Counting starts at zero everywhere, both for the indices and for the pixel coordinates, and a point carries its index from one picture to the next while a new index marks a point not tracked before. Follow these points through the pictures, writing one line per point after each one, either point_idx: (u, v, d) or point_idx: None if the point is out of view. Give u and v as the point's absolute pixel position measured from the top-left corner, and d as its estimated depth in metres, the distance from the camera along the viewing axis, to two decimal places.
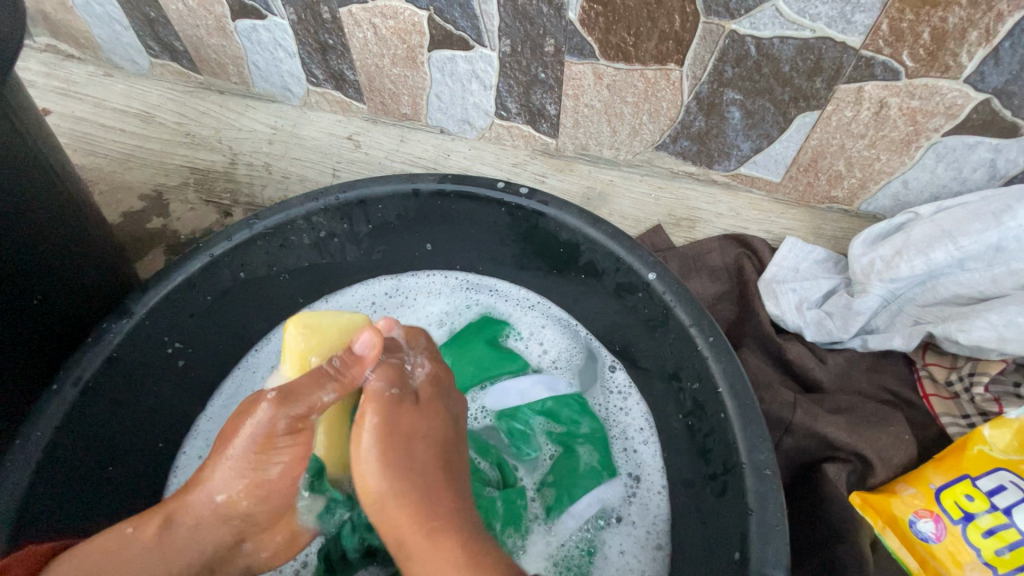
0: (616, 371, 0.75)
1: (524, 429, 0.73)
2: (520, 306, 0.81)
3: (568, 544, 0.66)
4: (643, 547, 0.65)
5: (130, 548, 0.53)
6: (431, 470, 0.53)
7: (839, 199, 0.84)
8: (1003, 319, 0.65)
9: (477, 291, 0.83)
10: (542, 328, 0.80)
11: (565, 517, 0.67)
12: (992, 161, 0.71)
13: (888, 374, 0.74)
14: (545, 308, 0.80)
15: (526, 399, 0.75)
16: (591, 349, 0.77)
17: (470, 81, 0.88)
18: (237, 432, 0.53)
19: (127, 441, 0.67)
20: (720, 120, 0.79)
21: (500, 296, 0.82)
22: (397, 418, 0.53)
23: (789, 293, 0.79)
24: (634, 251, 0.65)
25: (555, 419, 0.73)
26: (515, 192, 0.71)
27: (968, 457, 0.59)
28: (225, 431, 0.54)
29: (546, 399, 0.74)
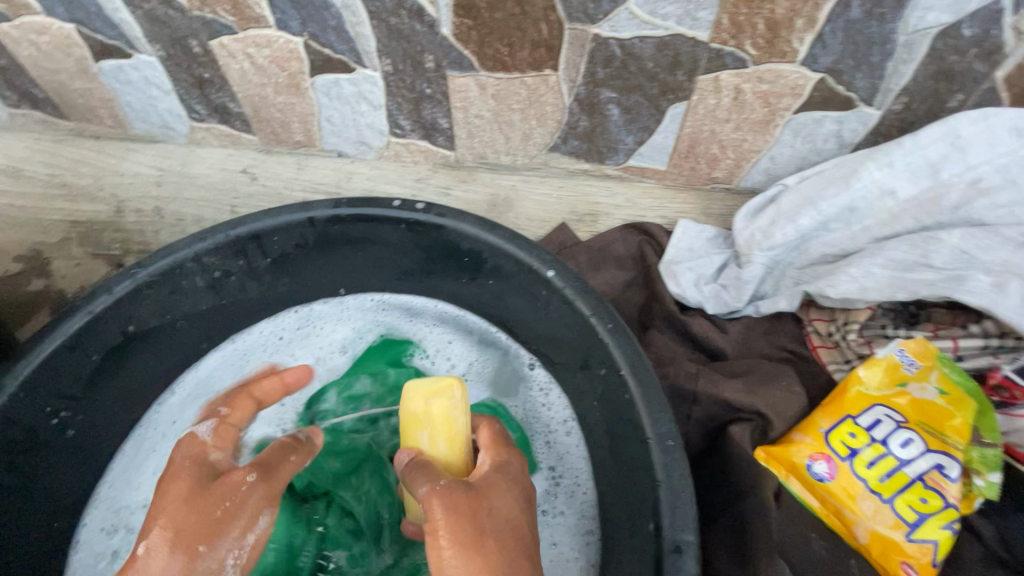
0: (535, 369, 0.77)
1: None
2: (434, 320, 0.82)
3: None
4: (576, 535, 0.67)
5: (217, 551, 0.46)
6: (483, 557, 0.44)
7: (720, 179, 0.90)
8: (861, 271, 0.68)
9: (385, 313, 0.82)
10: (448, 343, 0.80)
11: None
12: (839, 132, 0.79)
13: (782, 334, 0.80)
14: (462, 317, 0.81)
15: None
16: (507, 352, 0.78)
17: (358, 102, 0.88)
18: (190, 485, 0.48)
19: (19, 526, 0.61)
20: (602, 118, 0.83)
21: (417, 317, 0.82)
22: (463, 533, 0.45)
23: (686, 271, 0.85)
24: (533, 252, 0.67)
25: None
26: (411, 209, 0.72)
27: (848, 399, 0.65)
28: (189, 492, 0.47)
29: None
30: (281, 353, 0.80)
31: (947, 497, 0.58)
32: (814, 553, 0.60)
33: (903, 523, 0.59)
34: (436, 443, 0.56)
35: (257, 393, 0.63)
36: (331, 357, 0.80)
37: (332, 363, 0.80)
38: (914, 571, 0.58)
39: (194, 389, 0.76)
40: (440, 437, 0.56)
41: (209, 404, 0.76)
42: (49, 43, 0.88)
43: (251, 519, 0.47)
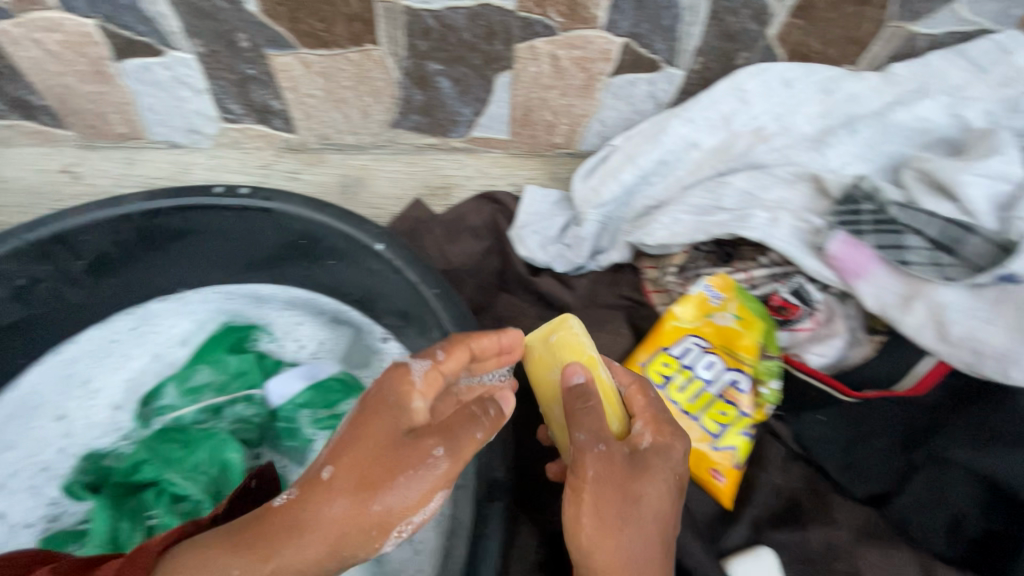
0: (389, 341, 0.77)
1: (287, 425, 0.70)
2: (283, 304, 0.80)
3: None
4: None
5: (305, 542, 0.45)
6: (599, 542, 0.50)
7: (561, 144, 0.95)
8: (670, 219, 0.76)
9: (230, 304, 0.80)
10: (297, 325, 0.79)
11: None
12: (653, 92, 0.85)
13: (623, 285, 0.86)
14: (312, 299, 0.80)
15: (285, 397, 0.71)
16: (360, 326, 0.78)
17: (177, 88, 0.83)
18: (364, 431, 0.48)
19: None
20: (435, 91, 0.84)
21: (265, 304, 0.80)
22: (600, 487, 0.51)
23: (533, 235, 0.89)
24: (361, 227, 0.68)
25: (316, 406, 0.70)
26: (234, 194, 0.70)
27: (666, 333, 0.72)
28: (365, 423, 0.48)
29: (305, 389, 0.71)
30: (111, 356, 0.75)
31: (740, 408, 0.67)
32: None
33: (710, 436, 0.67)
34: (602, 366, 0.59)
35: (475, 347, 0.54)
36: (170, 351, 0.77)
37: (173, 358, 0.76)
38: (721, 476, 0.66)
39: (16, 408, 0.72)
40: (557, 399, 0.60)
41: (33, 422, 0.71)
42: None
43: (422, 497, 0.47)
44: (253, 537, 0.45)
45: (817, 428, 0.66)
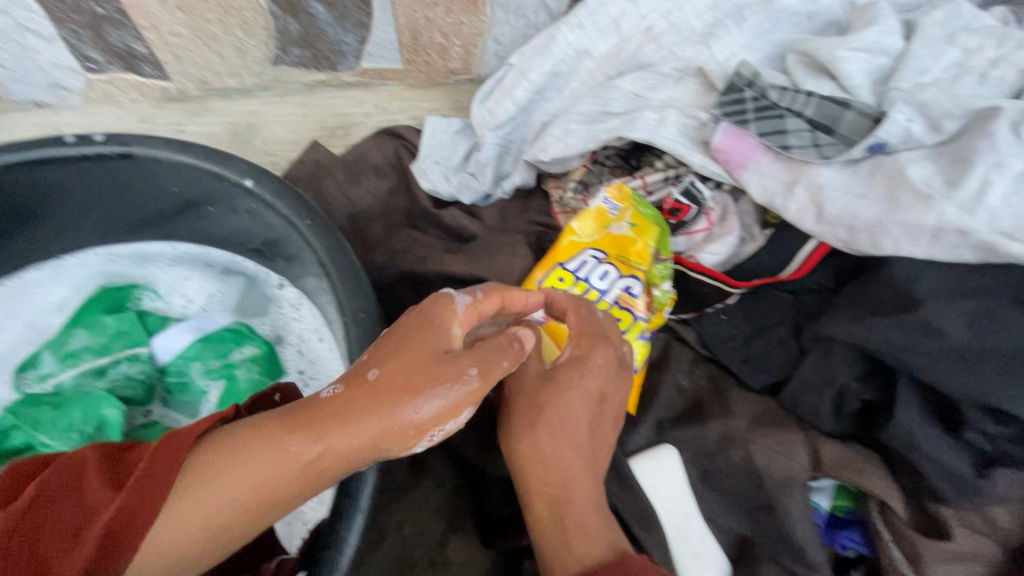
0: (286, 287, 0.74)
1: (180, 380, 0.69)
2: (170, 261, 0.77)
3: None
4: None
5: (259, 475, 0.42)
6: (562, 471, 0.53)
7: (459, 70, 0.90)
8: (562, 130, 0.73)
9: (114, 267, 0.77)
10: (184, 280, 0.77)
11: None
12: (544, 2, 0.81)
13: (533, 211, 0.85)
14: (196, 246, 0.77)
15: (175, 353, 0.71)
16: (251, 274, 0.76)
17: (22, 35, 0.76)
18: (415, 343, 0.48)
19: None
20: (310, 18, 0.79)
21: (151, 261, 0.77)
22: (569, 407, 0.54)
23: (434, 166, 0.86)
24: (227, 164, 0.64)
25: (207, 357, 0.69)
26: (87, 142, 0.64)
27: (562, 248, 0.70)
28: (405, 348, 0.47)
29: (195, 342, 0.70)
30: None
31: (635, 313, 0.66)
32: None
33: None
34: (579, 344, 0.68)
35: (508, 298, 0.55)
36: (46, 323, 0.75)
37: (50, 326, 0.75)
38: None
39: None
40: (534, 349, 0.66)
41: None
42: None
43: (437, 414, 0.45)
44: (295, 421, 0.44)
45: (720, 326, 0.67)
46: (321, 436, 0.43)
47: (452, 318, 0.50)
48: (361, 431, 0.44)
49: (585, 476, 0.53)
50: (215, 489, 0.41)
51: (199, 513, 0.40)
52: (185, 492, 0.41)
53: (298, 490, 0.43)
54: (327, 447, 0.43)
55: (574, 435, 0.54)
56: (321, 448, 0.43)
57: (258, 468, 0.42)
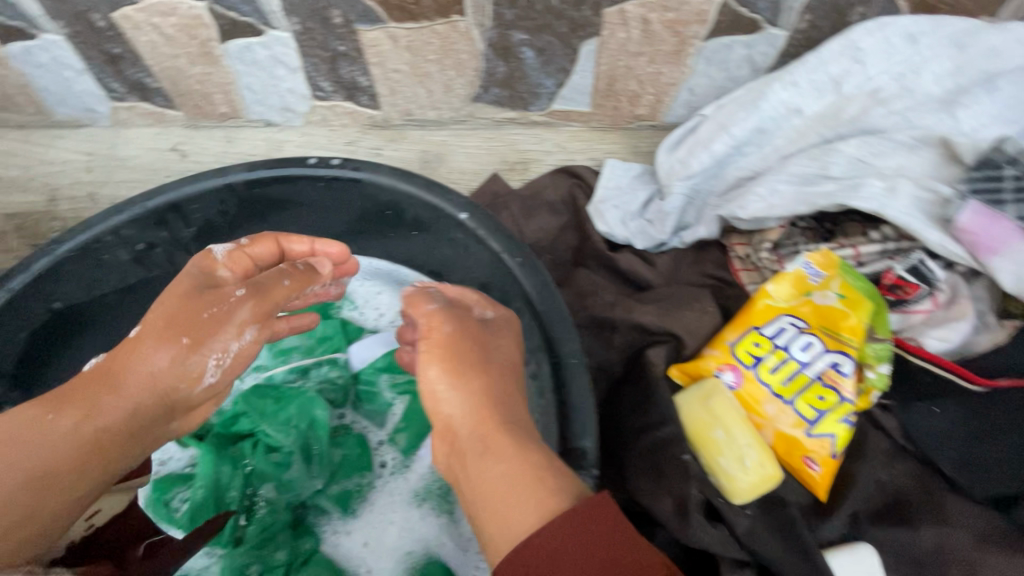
0: None
1: (368, 388, 0.72)
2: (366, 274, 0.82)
3: (426, 478, 0.67)
4: None
5: (57, 427, 0.48)
6: (499, 397, 0.50)
7: (644, 116, 0.91)
8: (769, 189, 0.71)
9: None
10: (378, 294, 0.82)
11: (420, 455, 0.67)
12: (750, 56, 0.80)
13: (708, 262, 0.82)
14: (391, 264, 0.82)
15: (367, 361, 0.73)
16: None
17: (274, 66, 0.87)
18: (188, 304, 0.55)
19: None
20: (518, 62, 0.83)
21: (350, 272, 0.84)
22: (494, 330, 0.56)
23: (613, 209, 0.86)
24: (446, 197, 0.69)
25: (395, 371, 0.72)
26: (327, 165, 0.72)
27: (756, 311, 0.67)
28: (174, 314, 0.55)
29: (385, 355, 0.73)
30: None
31: (843, 394, 0.62)
32: None
33: (804, 421, 0.62)
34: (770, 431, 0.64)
35: None
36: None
37: None
38: (815, 463, 0.61)
39: None
40: (736, 425, 0.61)
41: None
42: None
43: (472, 342, 0.54)
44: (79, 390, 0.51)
45: (930, 419, 0.63)
46: (466, 374, 0.51)
47: (435, 298, 0.58)
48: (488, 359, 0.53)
49: (514, 417, 0.49)
50: (89, 400, 0.50)
51: (133, 393, 0.52)
52: (49, 405, 0.49)
53: (85, 458, 0.49)
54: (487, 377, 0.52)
55: (498, 383, 0.51)
56: (486, 380, 0.51)
57: (97, 406, 0.50)
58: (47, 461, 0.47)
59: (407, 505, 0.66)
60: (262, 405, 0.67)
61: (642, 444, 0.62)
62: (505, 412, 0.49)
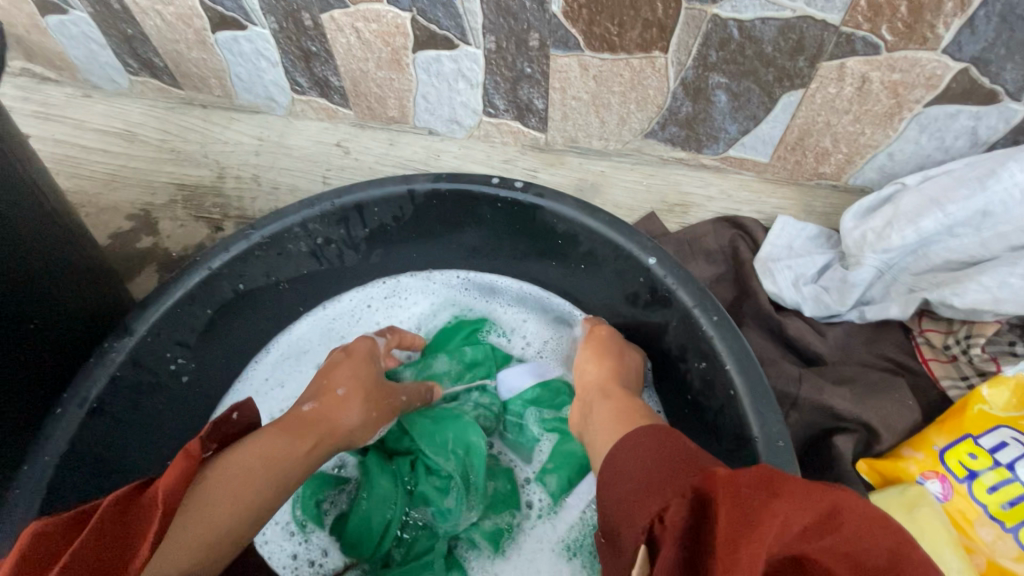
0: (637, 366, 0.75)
1: (517, 421, 0.76)
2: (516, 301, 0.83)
3: (575, 524, 0.70)
4: None
5: (285, 458, 0.55)
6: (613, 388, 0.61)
7: (827, 175, 0.85)
8: (996, 281, 0.67)
9: (467, 291, 0.85)
10: (525, 322, 0.83)
11: (570, 498, 0.71)
12: (974, 128, 0.73)
13: (887, 344, 0.75)
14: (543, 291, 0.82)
15: (515, 391, 0.77)
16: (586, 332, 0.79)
17: (456, 80, 0.88)
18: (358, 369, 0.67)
19: (133, 459, 0.66)
20: (707, 104, 0.80)
21: (500, 293, 0.84)
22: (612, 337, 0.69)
23: (785, 270, 0.80)
24: (633, 238, 0.66)
25: (545, 407, 0.75)
26: (510, 187, 0.71)
27: (970, 417, 0.63)
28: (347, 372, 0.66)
29: (534, 387, 0.76)
30: (362, 319, 0.83)
31: None
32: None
33: None
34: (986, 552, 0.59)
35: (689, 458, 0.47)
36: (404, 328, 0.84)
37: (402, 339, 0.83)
38: None
39: (291, 350, 0.81)
40: (944, 546, 0.58)
41: (297, 365, 0.80)
42: (173, 14, 0.93)
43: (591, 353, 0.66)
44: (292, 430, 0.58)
45: None
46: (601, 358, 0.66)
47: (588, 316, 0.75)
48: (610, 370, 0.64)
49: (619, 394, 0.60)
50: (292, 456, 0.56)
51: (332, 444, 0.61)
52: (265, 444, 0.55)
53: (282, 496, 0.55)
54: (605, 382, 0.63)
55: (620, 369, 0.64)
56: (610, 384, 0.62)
57: (304, 457, 0.57)
58: (270, 459, 0.54)
59: (556, 551, 0.70)
60: (422, 426, 0.71)
61: None
62: (629, 404, 0.57)
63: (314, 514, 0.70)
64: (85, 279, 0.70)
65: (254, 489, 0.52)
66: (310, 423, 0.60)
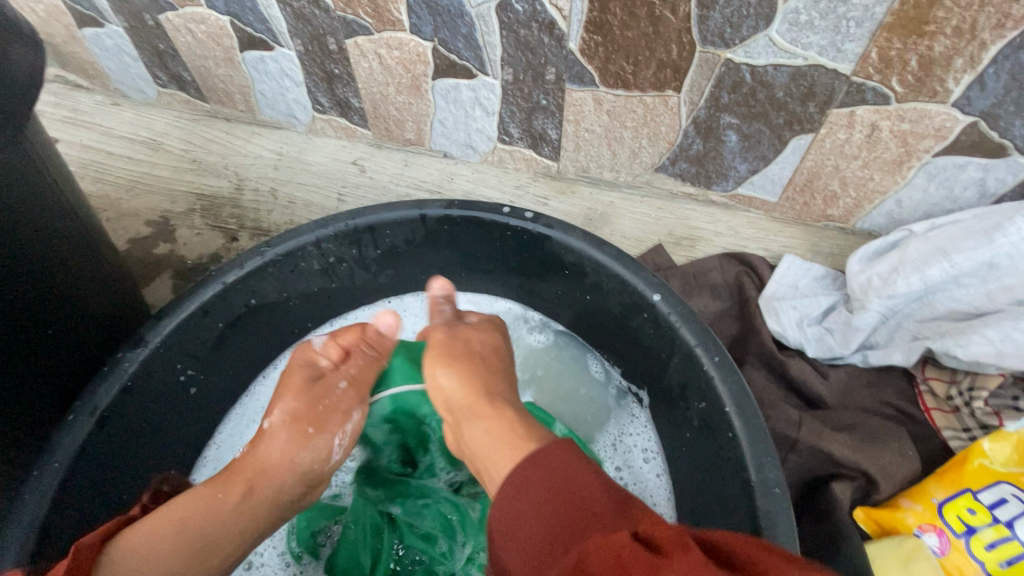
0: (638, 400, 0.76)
1: None
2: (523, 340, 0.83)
3: None
4: None
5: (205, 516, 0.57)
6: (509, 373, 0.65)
7: (835, 217, 0.86)
8: (999, 334, 0.67)
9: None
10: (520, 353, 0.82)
11: None
12: (982, 180, 0.74)
13: (890, 390, 0.75)
14: (552, 326, 0.83)
15: None
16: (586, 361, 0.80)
17: (473, 107, 0.91)
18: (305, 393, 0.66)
19: (135, 469, 0.66)
20: (718, 143, 0.81)
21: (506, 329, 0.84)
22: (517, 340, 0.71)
23: (789, 309, 0.80)
24: (638, 273, 0.67)
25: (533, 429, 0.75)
26: (520, 217, 0.72)
27: (969, 471, 0.63)
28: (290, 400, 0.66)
29: None
30: None
31: None
32: None
33: None
34: None
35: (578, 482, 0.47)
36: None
37: None
38: None
39: None
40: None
41: None
42: (204, 32, 0.96)
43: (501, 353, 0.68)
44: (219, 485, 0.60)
45: None
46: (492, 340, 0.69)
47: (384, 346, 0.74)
48: (493, 338, 0.68)
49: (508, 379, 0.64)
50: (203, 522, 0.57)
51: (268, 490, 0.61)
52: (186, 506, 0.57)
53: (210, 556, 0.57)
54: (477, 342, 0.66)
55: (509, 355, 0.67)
56: (477, 342, 0.66)
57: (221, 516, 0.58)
58: (188, 518, 0.56)
59: None
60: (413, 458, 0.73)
61: None
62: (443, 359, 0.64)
63: (311, 546, 0.71)
64: (102, 286, 0.72)
65: (173, 547, 0.55)
66: (233, 469, 0.61)
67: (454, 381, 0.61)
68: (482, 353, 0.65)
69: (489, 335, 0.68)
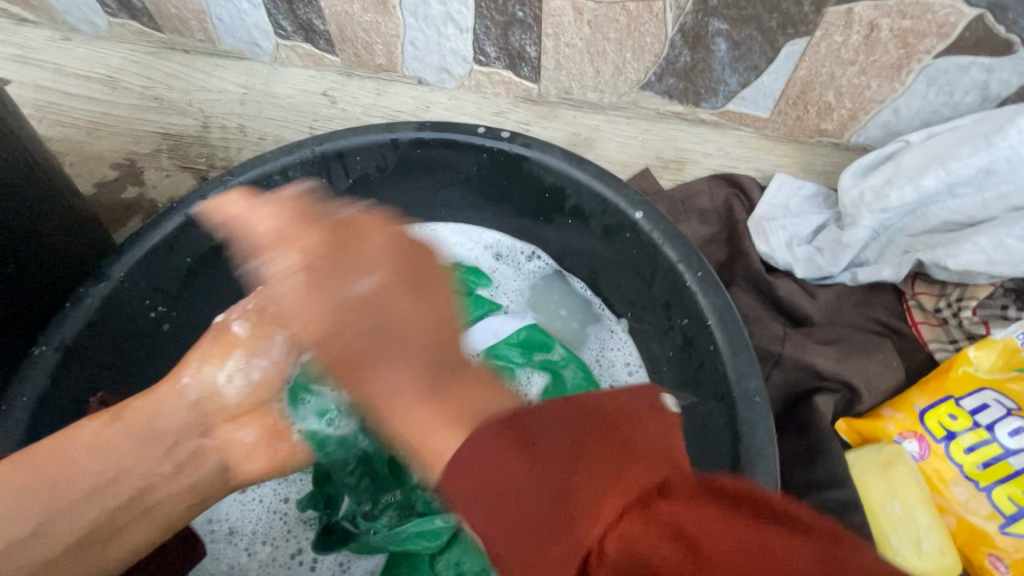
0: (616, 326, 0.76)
1: (507, 365, 0.73)
2: (521, 271, 0.82)
3: None
4: None
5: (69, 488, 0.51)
6: (398, 305, 0.46)
7: (829, 132, 0.82)
8: (992, 242, 0.66)
9: (469, 254, 0.83)
10: (511, 282, 0.82)
11: None
12: (984, 83, 0.70)
13: (878, 306, 0.74)
14: (545, 256, 0.80)
15: (502, 336, 0.75)
16: (566, 281, 0.79)
17: (444, 24, 0.84)
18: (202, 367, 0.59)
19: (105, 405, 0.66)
20: (706, 53, 0.76)
21: (504, 261, 0.82)
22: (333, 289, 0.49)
23: (779, 230, 0.78)
24: (620, 191, 0.64)
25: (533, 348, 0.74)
26: (496, 137, 0.68)
27: (953, 379, 0.65)
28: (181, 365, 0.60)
29: (521, 330, 0.75)
30: None
31: None
32: (917, 526, 0.60)
33: (999, 514, 0.59)
34: (963, 513, 0.61)
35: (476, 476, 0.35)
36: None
37: None
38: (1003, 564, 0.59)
39: None
40: (916, 505, 0.61)
41: None
42: None
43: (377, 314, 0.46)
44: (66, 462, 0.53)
45: None
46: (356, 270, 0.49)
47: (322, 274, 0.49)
48: (403, 245, 0.51)
49: (416, 321, 0.46)
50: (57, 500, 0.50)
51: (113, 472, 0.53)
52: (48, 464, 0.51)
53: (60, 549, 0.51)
54: (376, 236, 0.52)
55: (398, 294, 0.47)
56: (371, 261, 0.49)
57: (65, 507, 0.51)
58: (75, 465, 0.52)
59: None
60: None
61: (807, 498, 0.63)
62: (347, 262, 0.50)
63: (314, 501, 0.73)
64: (64, 225, 0.69)
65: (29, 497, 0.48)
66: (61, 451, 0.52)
67: (376, 287, 0.47)
68: (370, 254, 0.50)
69: (371, 226, 0.53)
